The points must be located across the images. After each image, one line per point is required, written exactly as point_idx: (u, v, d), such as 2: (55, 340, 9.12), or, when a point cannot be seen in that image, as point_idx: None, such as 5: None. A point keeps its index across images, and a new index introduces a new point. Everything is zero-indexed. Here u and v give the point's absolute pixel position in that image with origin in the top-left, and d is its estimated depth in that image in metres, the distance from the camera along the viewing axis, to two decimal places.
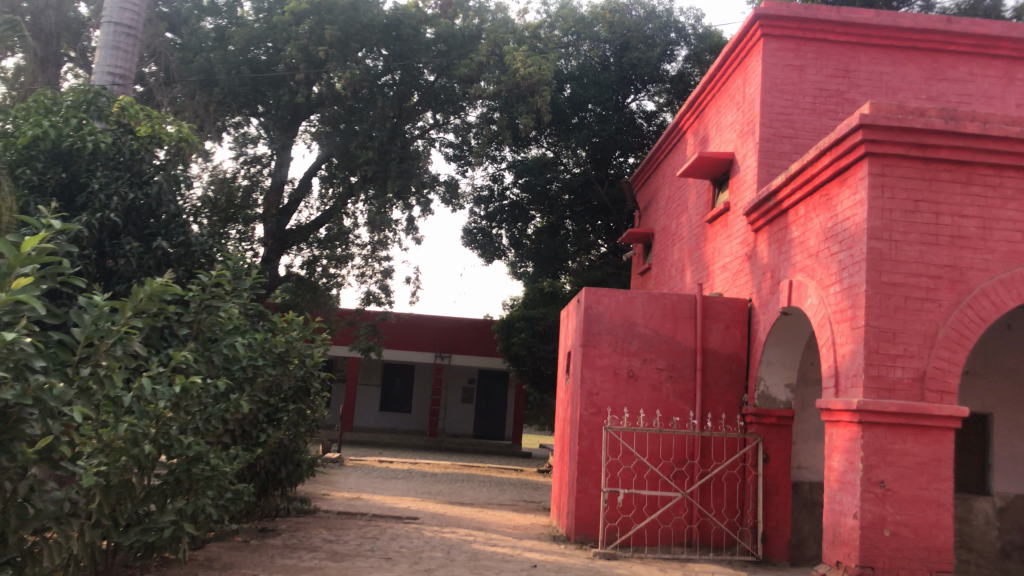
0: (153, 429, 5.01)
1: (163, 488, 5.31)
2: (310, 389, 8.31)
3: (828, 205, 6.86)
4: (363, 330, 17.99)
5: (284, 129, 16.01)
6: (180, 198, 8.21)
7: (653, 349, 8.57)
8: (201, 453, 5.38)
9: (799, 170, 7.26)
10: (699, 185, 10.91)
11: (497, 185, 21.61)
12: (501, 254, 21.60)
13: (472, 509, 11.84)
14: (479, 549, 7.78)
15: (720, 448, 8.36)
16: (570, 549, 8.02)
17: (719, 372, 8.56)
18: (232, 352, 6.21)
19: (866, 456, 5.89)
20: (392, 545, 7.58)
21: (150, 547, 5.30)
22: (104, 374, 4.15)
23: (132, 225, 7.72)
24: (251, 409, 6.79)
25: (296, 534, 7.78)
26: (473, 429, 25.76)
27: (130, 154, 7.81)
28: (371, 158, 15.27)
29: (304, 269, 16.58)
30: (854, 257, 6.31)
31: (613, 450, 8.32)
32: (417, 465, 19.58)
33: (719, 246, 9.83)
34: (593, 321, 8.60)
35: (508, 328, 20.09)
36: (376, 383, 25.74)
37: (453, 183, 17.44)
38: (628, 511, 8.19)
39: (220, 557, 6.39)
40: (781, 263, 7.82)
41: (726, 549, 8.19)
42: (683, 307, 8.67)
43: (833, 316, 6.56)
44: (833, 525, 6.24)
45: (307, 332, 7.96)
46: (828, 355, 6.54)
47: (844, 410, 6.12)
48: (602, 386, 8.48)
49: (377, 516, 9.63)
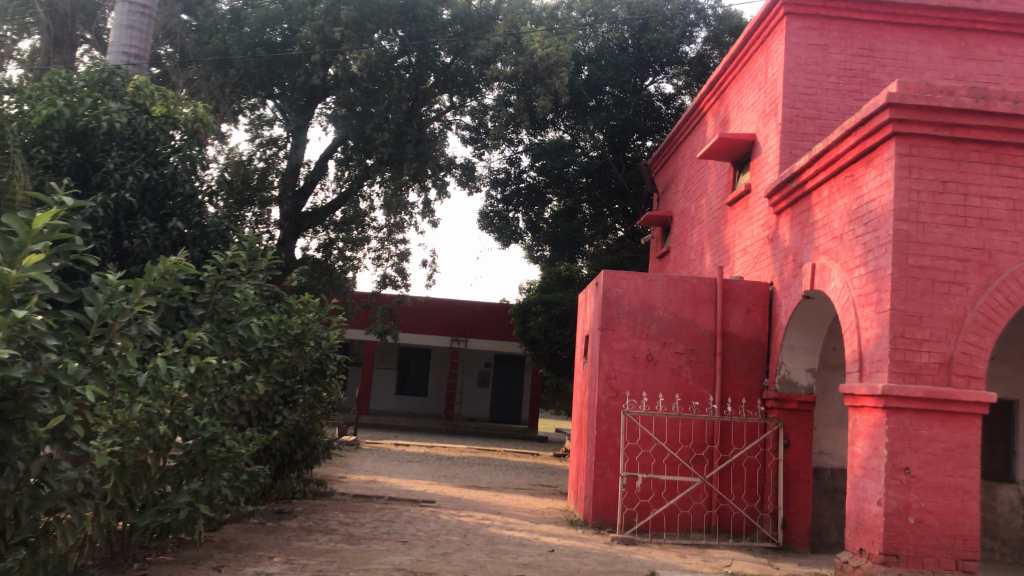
0: (168, 410, 4.95)
1: (179, 470, 5.26)
2: (327, 371, 8.26)
3: (853, 186, 6.70)
4: (379, 313, 17.97)
5: (299, 111, 15.96)
6: (195, 179, 8.19)
7: (673, 333, 8.47)
8: (216, 435, 5.34)
9: (824, 151, 7.09)
10: (720, 167, 10.75)
11: (514, 168, 21.34)
12: (518, 237, 21.48)
13: (488, 493, 11.81)
14: (496, 533, 7.74)
15: (740, 434, 8.27)
16: (588, 533, 7.96)
17: (740, 356, 8.45)
18: (248, 334, 6.16)
19: (891, 442, 5.77)
20: (408, 529, 7.55)
21: (165, 529, 5.27)
22: (117, 354, 4.12)
23: (147, 206, 7.71)
24: (267, 390, 6.76)
25: (313, 516, 7.77)
26: (489, 413, 25.76)
27: (146, 134, 7.75)
28: (387, 140, 15.17)
29: (321, 251, 16.58)
30: (880, 239, 6.16)
31: (631, 434, 8.24)
32: (433, 448, 19.60)
33: (739, 229, 9.68)
34: (611, 304, 8.50)
35: (525, 311, 20.01)
36: (392, 367, 25.78)
37: (470, 166, 17.34)
38: (646, 496, 8.12)
39: (236, 538, 6.37)
40: (804, 246, 7.68)
41: (745, 535, 8.10)
42: (703, 290, 8.55)
43: (857, 300, 6.42)
44: (856, 512, 6.14)
45: (323, 314, 7.91)
46: (852, 339, 6.41)
47: (868, 395, 6.00)
48: (620, 369, 8.38)
49: (393, 499, 9.61)
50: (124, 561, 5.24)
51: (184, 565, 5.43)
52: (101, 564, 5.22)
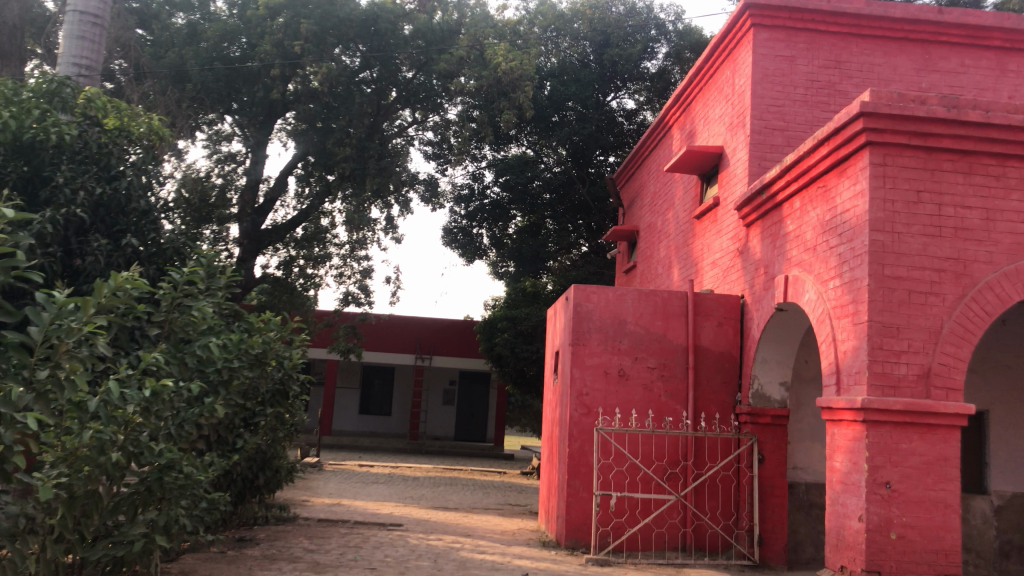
0: (121, 436, 4.61)
1: (133, 498, 4.93)
2: (289, 393, 7.95)
3: (826, 196, 6.63)
4: (342, 331, 17.62)
5: (258, 127, 15.63)
6: (151, 194, 7.89)
7: (644, 348, 8.33)
8: (173, 461, 4.99)
9: (795, 161, 7.03)
10: (687, 180, 10.69)
11: (478, 184, 21.14)
12: (482, 253, 21.32)
13: (456, 514, 11.53)
14: (468, 557, 7.49)
15: (714, 449, 8.14)
16: (561, 555, 7.75)
17: (712, 371, 8.34)
18: (206, 353, 5.84)
19: (871, 456, 5.67)
20: (376, 555, 7.27)
21: (119, 562, 4.94)
22: (65, 378, 3.81)
23: (100, 222, 7.39)
24: (226, 413, 6.46)
25: (276, 544, 7.45)
26: (455, 432, 25.42)
27: (97, 147, 7.44)
28: (349, 155, 14.95)
29: (281, 269, 16.23)
30: (855, 250, 6.08)
31: (605, 452, 8.06)
32: (398, 468, 19.25)
33: (708, 242, 9.61)
34: (582, 319, 8.34)
35: (491, 328, 19.78)
36: (355, 386, 25.35)
37: (434, 181, 17.14)
38: (621, 515, 7.94)
39: (195, 570, 6.05)
40: (776, 258, 7.60)
41: (721, 553, 7.95)
42: (674, 304, 8.44)
43: (832, 312, 6.33)
44: (836, 528, 6.03)
45: (286, 332, 7.61)
46: (828, 352, 6.32)
47: (846, 409, 5.90)
48: (592, 386, 8.21)
49: (359, 523, 9.31)
50: None
51: None
52: None
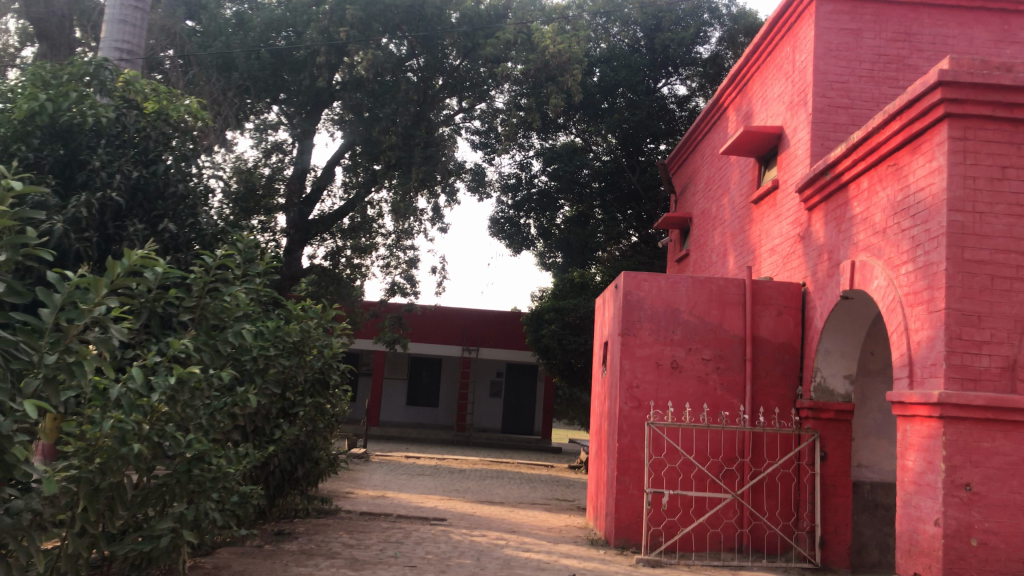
0: (145, 426, 4.40)
1: (161, 491, 4.72)
2: (329, 382, 7.69)
3: (898, 175, 6.15)
4: (388, 322, 17.45)
5: (306, 117, 15.50)
6: (190, 180, 7.72)
7: (699, 339, 7.92)
8: (203, 453, 4.78)
9: (863, 138, 6.56)
10: (743, 164, 10.23)
11: (525, 173, 20.93)
12: (529, 244, 20.97)
13: (502, 508, 11.26)
14: (512, 555, 7.18)
15: (773, 446, 7.72)
16: (610, 554, 7.41)
17: (771, 363, 7.90)
18: (239, 341, 5.64)
19: (949, 455, 5.21)
20: (417, 551, 7.00)
21: (146, 557, 4.73)
22: (75, 364, 3.61)
23: (138, 207, 7.23)
24: (262, 403, 6.27)
25: (315, 538, 7.25)
26: (502, 424, 25.18)
27: (135, 131, 7.28)
28: (394, 144, 14.70)
29: (329, 260, 16.11)
30: (930, 231, 5.61)
31: (656, 447, 7.68)
32: (444, 460, 19.07)
33: (767, 228, 9.14)
34: (632, 308, 7.96)
35: (538, 319, 19.38)
36: (402, 377, 25.26)
37: (480, 171, 16.86)
38: (674, 514, 7.58)
39: (229, 565, 5.85)
40: (841, 243, 7.13)
41: (780, 555, 7.54)
42: (730, 292, 8.02)
43: (904, 299, 5.86)
44: (908, 532, 5.58)
45: (325, 320, 7.36)
46: (900, 342, 5.85)
47: (921, 404, 5.43)
48: (643, 378, 7.84)
49: (401, 516, 9.08)
50: None
51: None
52: None
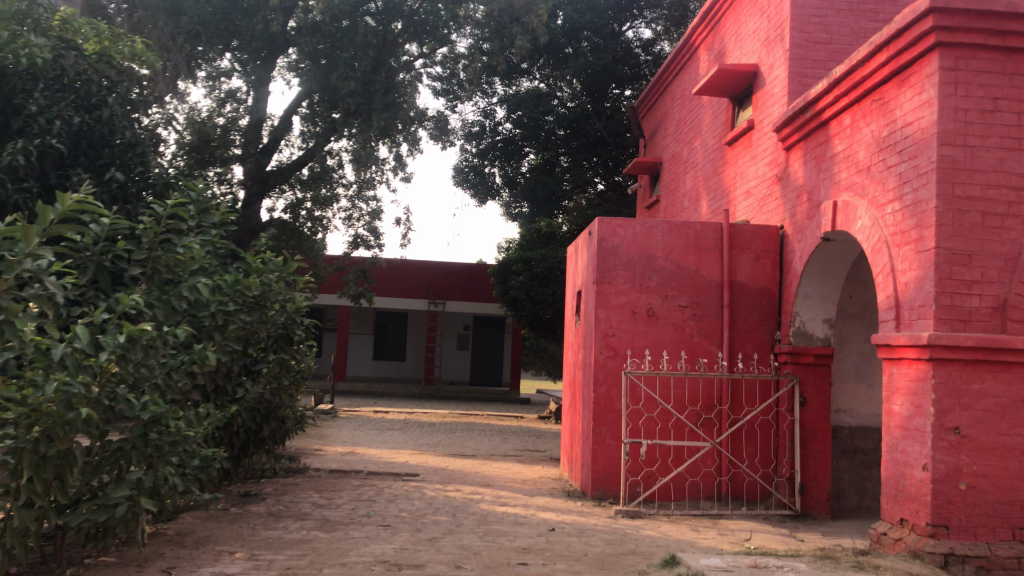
0: (94, 390, 4.06)
1: (116, 457, 4.39)
2: (294, 338, 7.30)
3: (883, 110, 5.92)
4: (352, 275, 17.04)
5: (260, 64, 14.73)
6: (136, 125, 7.24)
7: (675, 285, 7.71)
8: (160, 415, 4.47)
9: (846, 73, 6.30)
10: (716, 104, 9.95)
11: (489, 121, 20.54)
12: (495, 193, 20.67)
13: (475, 461, 11.11)
14: (488, 510, 6.99)
15: (752, 392, 7.59)
16: (587, 506, 7.26)
17: (750, 308, 7.73)
18: (195, 296, 5.30)
19: (938, 398, 5.06)
20: (391, 509, 6.77)
21: (102, 528, 4.41)
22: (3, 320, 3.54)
23: (82, 155, 6.78)
24: (222, 361, 5.94)
25: (283, 498, 6.99)
26: (470, 376, 25.04)
27: (76, 74, 6.77)
28: (354, 91, 14.08)
29: (288, 213, 15.58)
30: (919, 167, 5.38)
31: (634, 397, 7.50)
32: (413, 414, 18.88)
33: (742, 169, 8.91)
34: (607, 255, 7.70)
35: (505, 271, 19.01)
36: (368, 332, 24.93)
37: (443, 119, 16.38)
38: (652, 464, 7.44)
39: (194, 531, 5.56)
40: (821, 183, 6.92)
41: (760, 502, 7.46)
42: (707, 236, 7.79)
43: (890, 239, 5.67)
44: (894, 478, 5.46)
45: (287, 273, 7.00)
46: (885, 283, 5.67)
47: (908, 346, 5.28)
48: (619, 327, 7.63)
49: (372, 473, 8.84)
50: (55, 567, 4.42)
51: (127, 567, 4.59)
52: (30, 570, 4.41)
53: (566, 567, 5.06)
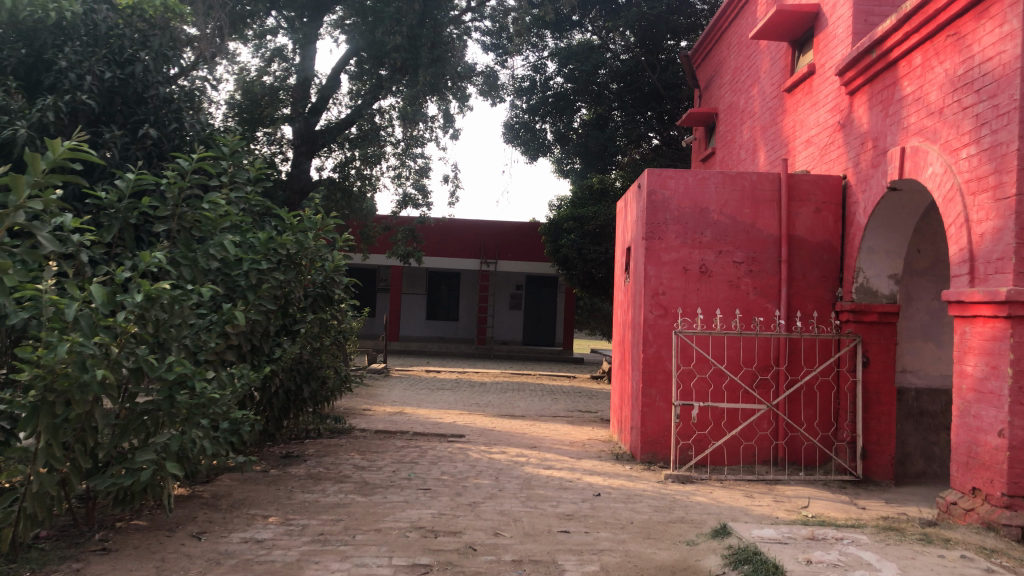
0: (112, 349, 3.92)
1: (142, 420, 4.26)
2: (333, 298, 7.11)
3: (959, 46, 5.40)
4: (401, 235, 16.89)
5: (307, 21, 14.45)
6: (170, 80, 7.05)
7: (730, 240, 7.31)
8: (186, 376, 4.33)
9: (918, 6, 5.77)
10: (775, 49, 9.39)
11: (540, 76, 20.14)
12: (546, 150, 20.29)
13: (523, 422, 10.91)
14: (532, 473, 6.78)
15: (811, 352, 7.20)
16: (636, 470, 7.02)
17: (809, 263, 7.30)
18: (223, 253, 5.15)
19: (1017, 359, 4.64)
20: (433, 472, 6.63)
21: (129, 492, 4.31)
22: None
23: (115, 112, 6.66)
24: (257, 321, 5.81)
25: (324, 460, 6.89)
26: (523, 336, 24.89)
27: (108, 29, 6.60)
28: (400, 45, 13.76)
29: (338, 172, 15.38)
30: (999, 107, 4.88)
31: (685, 357, 7.19)
32: (465, 373, 18.82)
33: (802, 117, 8.39)
34: (657, 209, 7.33)
35: (556, 229, 18.75)
36: (421, 292, 24.86)
37: (492, 74, 15.98)
38: (704, 427, 7.15)
39: (230, 494, 5.48)
40: (887, 129, 6.43)
41: (819, 467, 7.12)
42: (764, 188, 7.36)
43: (964, 186, 5.20)
44: (966, 445, 5.08)
45: (324, 230, 6.80)
46: (958, 235, 5.22)
47: (983, 303, 4.86)
48: (669, 285, 7.28)
49: (418, 434, 8.71)
50: (85, 531, 4.36)
51: (157, 532, 4.50)
52: (60, 534, 4.35)
53: (609, 536, 4.80)
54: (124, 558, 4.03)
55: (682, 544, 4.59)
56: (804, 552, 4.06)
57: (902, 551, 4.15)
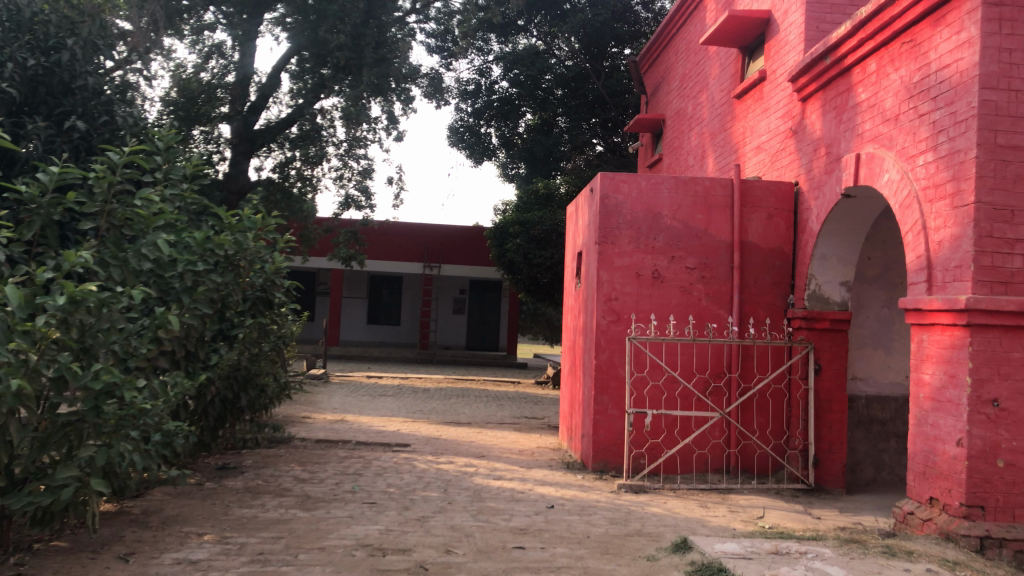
0: (30, 355, 3.60)
1: (65, 433, 3.91)
2: (274, 302, 6.79)
3: (915, 53, 5.36)
4: (343, 238, 16.49)
5: (247, 18, 13.93)
6: (99, 71, 6.65)
7: (682, 246, 7.21)
8: (115, 386, 3.98)
9: (874, 12, 5.74)
10: (724, 55, 9.38)
11: (484, 80, 19.92)
12: (491, 154, 20.08)
13: (469, 430, 10.67)
14: (482, 484, 6.55)
15: (764, 359, 7.15)
16: (588, 480, 6.85)
17: (761, 270, 7.25)
18: (157, 254, 4.82)
19: (976, 367, 4.60)
20: (378, 484, 6.35)
21: (48, 510, 3.97)
22: None
23: (40, 104, 6.24)
24: (192, 325, 5.47)
25: (263, 472, 6.55)
26: (466, 342, 24.63)
27: (32, 15, 6.21)
28: (343, 43, 13.42)
29: (277, 172, 14.88)
30: (955, 115, 4.85)
31: (638, 364, 7.05)
32: (408, 379, 18.46)
33: (752, 123, 8.37)
34: (610, 213, 7.19)
35: (502, 234, 18.39)
36: (362, 296, 24.41)
37: (437, 76, 15.73)
38: (657, 436, 7.03)
39: (162, 510, 5.12)
40: (841, 135, 6.40)
41: (771, 475, 7.06)
42: (717, 193, 7.28)
43: (921, 193, 5.16)
44: (922, 454, 5.03)
45: (264, 231, 6.47)
46: (915, 243, 5.18)
47: (941, 310, 4.82)
48: (622, 290, 7.14)
49: (361, 443, 8.40)
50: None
51: (80, 554, 4.14)
52: None
53: (566, 552, 4.61)
54: None
55: (642, 560, 4.43)
56: (770, 569, 3.93)
57: (867, 565, 4.05)
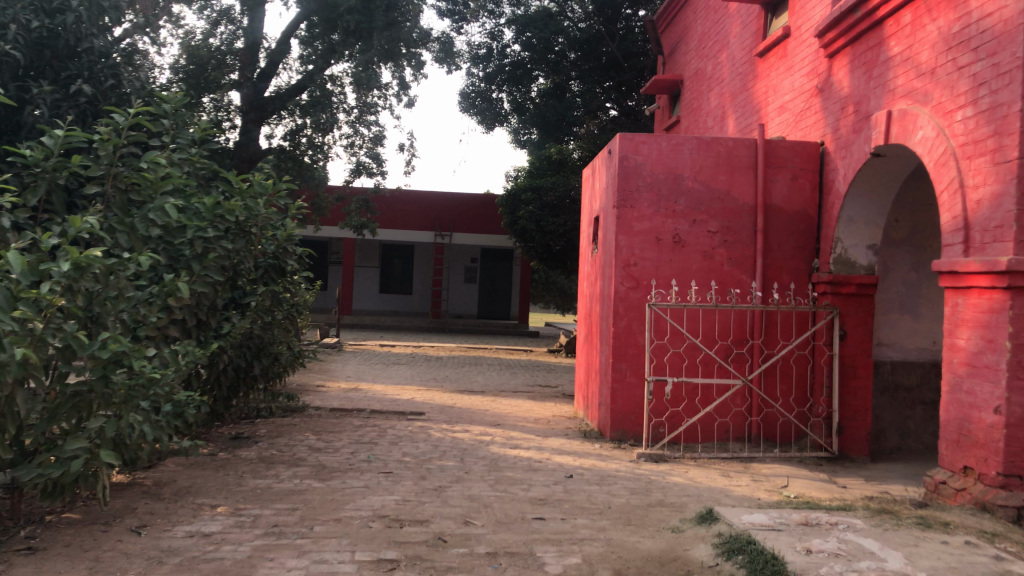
0: (35, 324, 3.47)
1: (75, 404, 3.77)
2: (286, 269, 6.64)
3: (954, 2, 5.10)
4: (355, 206, 16.31)
5: None
6: (104, 32, 6.47)
7: (704, 209, 7.00)
8: (123, 355, 3.85)
9: None
10: (746, 12, 9.09)
11: (496, 43, 19.61)
12: (502, 120, 19.91)
13: (484, 398, 10.55)
14: (499, 454, 6.43)
15: (787, 325, 6.97)
16: (607, 448, 6.73)
17: (785, 233, 7.04)
18: (166, 220, 4.66)
19: (1015, 332, 4.41)
20: (394, 453, 6.23)
21: (59, 483, 3.85)
22: None
23: (45, 67, 6.08)
24: (203, 293, 5.34)
25: (277, 442, 6.45)
26: (478, 310, 24.51)
27: None
28: (353, 7, 13.11)
29: (288, 139, 14.68)
30: (998, 67, 4.61)
31: (658, 330, 6.89)
32: (421, 347, 18.38)
33: (775, 82, 8.11)
34: (629, 175, 6.99)
35: (514, 202, 18.27)
36: (374, 264, 24.29)
37: (447, 40, 15.42)
38: (677, 404, 6.88)
39: (175, 481, 5.03)
40: (871, 92, 6.16)
41: (794, 443, 6.92)
42: (740, 154, 7.05)
43: (959, 150, 4.94)
44: (956, 421, 4.86)
45: (275, 196, 6.31)
46: (951, 202, 4.97)
47: (979, 273, 4.62)
48: (642, 255, 6.96)
49: (376, 412, 8.29)
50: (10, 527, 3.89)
51: (92, 526, 4.04)
52: None
53: (587, 523, 4.48)
54: (52, 558, 3.58)
55: (666, 532, 4.29)
56: (801, 541, 3.78)
57: (902, 537, 3.90)
